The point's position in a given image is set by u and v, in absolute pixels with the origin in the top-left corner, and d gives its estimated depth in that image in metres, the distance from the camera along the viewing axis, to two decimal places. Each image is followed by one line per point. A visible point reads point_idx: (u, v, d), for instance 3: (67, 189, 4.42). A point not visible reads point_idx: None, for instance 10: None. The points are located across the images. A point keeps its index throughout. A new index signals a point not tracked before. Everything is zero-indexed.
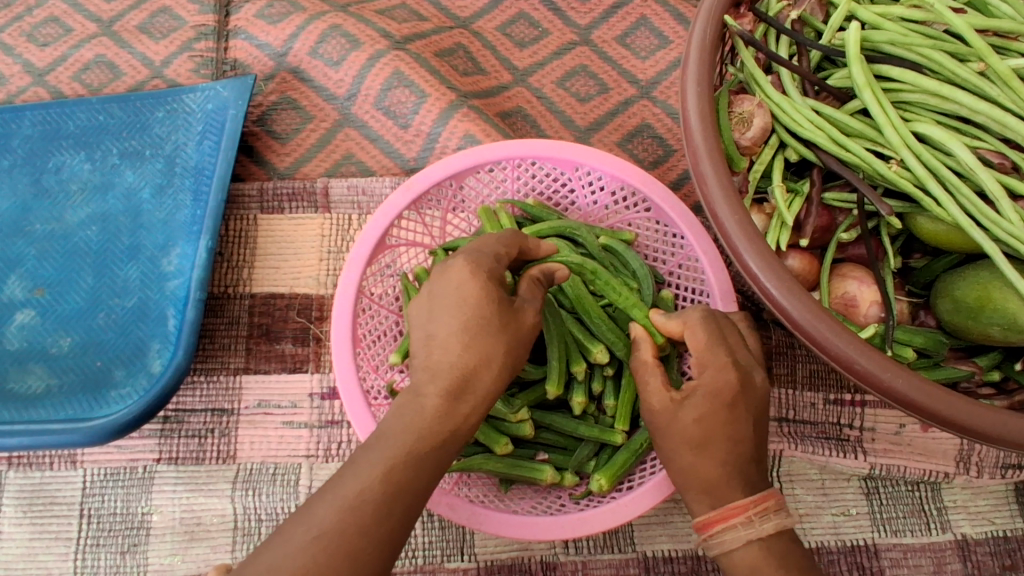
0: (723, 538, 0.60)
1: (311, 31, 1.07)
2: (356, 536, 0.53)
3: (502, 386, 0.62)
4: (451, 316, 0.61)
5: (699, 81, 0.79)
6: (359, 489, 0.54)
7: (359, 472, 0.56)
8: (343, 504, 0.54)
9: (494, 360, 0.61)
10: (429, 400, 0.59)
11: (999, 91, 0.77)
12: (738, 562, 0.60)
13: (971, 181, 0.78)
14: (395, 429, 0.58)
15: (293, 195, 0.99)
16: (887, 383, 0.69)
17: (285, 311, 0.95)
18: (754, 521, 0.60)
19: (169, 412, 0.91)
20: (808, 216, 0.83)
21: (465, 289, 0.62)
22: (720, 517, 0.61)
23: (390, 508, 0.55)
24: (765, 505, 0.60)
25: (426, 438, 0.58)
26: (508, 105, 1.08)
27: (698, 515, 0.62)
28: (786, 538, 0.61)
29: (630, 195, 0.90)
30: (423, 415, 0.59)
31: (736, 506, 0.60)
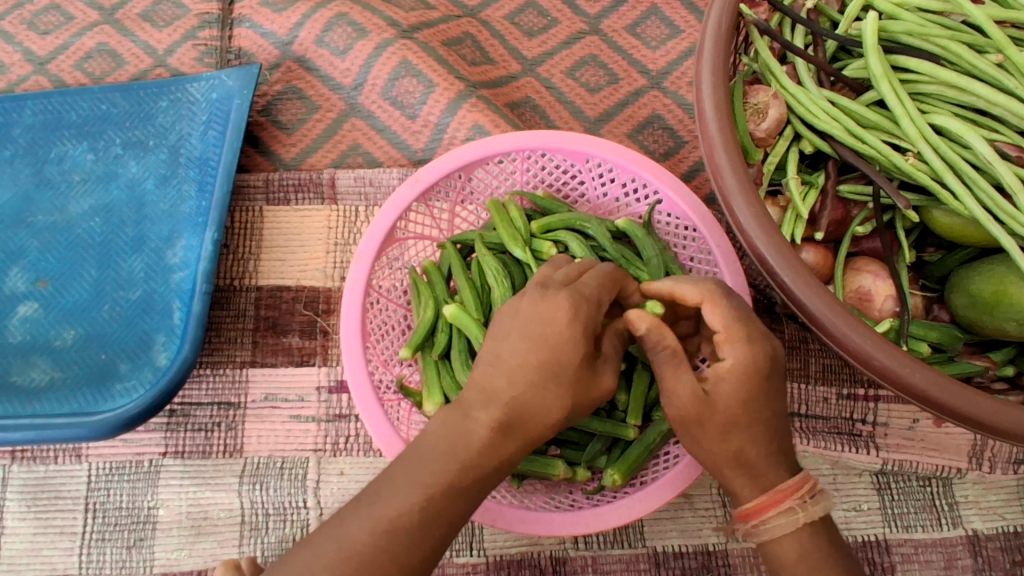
0: (774, 523, 0.58)
1: (318, 19, 1.06)
2: (381, 564, 0.52)
3: (551, 416, 0.58)
4: (522, 340, 0.59)
5: (715, 70, 0.77)
6: (394, 514, 0.54)
7: (397, 494, 0.55)
8: (377, 526, 0.53)
9: (554, 405, 0.58)
10: (479, 424, 0.57)
11: (1018, 83, 0.76)
12: (786, 549, 0.57)
13: (989, 174, 0.77)
14: (436, 450, 0.57)
15: (299, 186, 0.98)
16: (905, 380, 0.69)
17: (292, 304, 0.94)
18: (807, 505, 0.57)
19: (175, 406, 0.90)
20: (823, 209, 0.83)
21: (551, 326, 0.59)
22: (770, 502, 0.58)
23: (426, 527, 0.54)
24: (812, 487, 0.58)
25: (465, 471, 0.56)
26: (517, 96, 1.07)
27: (743, 503, 0.59)
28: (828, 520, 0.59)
29: (641, 187, 0.89)
30: (468, 438, 0.57)
31: (787, 490, 0.58)
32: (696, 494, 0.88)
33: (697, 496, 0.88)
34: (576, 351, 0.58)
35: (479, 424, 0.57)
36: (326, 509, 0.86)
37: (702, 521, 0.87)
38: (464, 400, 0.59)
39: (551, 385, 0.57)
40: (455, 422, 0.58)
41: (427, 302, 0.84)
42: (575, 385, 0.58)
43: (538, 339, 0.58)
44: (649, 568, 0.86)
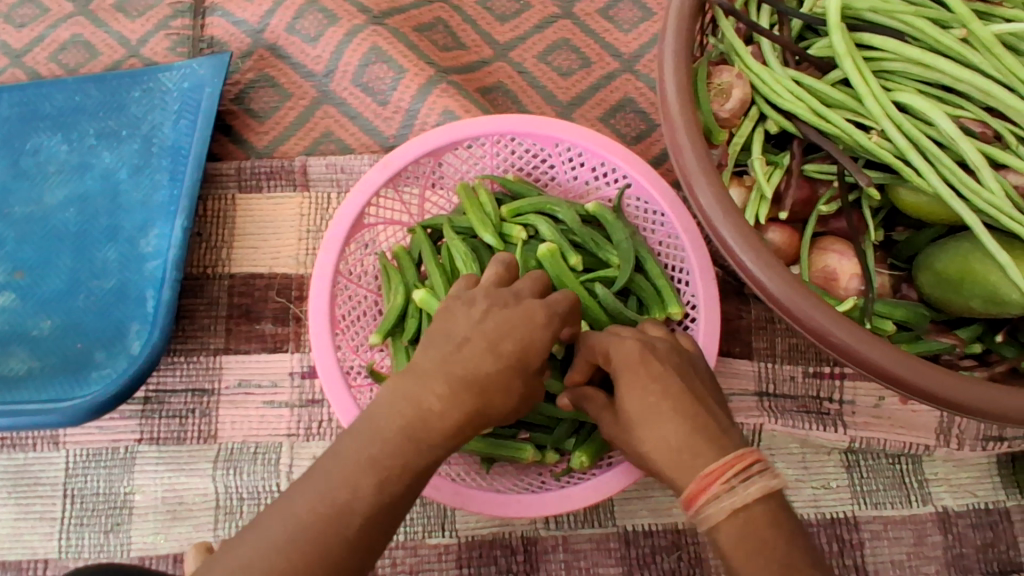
0: (706, 513, 0.53)
1: (288, 6, 1.05)
2: (331, 548, 0.51)
3: (506, 397, 0.59)
4: (501, 322, 0.60)
5: (677, 53, 0.77)
6: (345, 497, 0.53)
7: (352, 469, 0.54)
8: (325, 509, 0.52)
9: (512, 391, 0.60)
10: (432, 398, 0.57)
11: (981, 58, 0.75)
12: (725, 539, 0.52)
13: (952, 151, 0.77)
14: (386, 426, 0.56)
15: (271, 173, 0.99)
16: (863, 354, 0.69)
17: (265, 291, 0.95)
18: (735, 488, 0.53)
19: (150, 393, 0.91)
20: (788, 189, 0.83)
21: (522, 317, 0.61)
22: (699, 489, 0.54)
23: (382, 503, 0.54)
24: (743, 469, 0.54)
25: (421, 450, 0.56)
26: (488, 81, 1.06)
27: (681, 494, 0.56)
28: (773, 508, 0.53)
29: (611, 171, 0.88)
30: (423, 416, 0.56)
31: (713, 472, 0.54)
32: None
33: None
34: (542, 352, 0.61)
35: (436, 398, 0.57)
36: None
37: (672, 500, 0.87)
38: (423, 373, 0.58)
39: (511, 370, 0.59)
40: (411, 396, 0.57)
41: (397, 288, 0.84)
42: (532, 376, 0.61)
43: (516, 331, 0.60)
44: (618, 547, 0.86)
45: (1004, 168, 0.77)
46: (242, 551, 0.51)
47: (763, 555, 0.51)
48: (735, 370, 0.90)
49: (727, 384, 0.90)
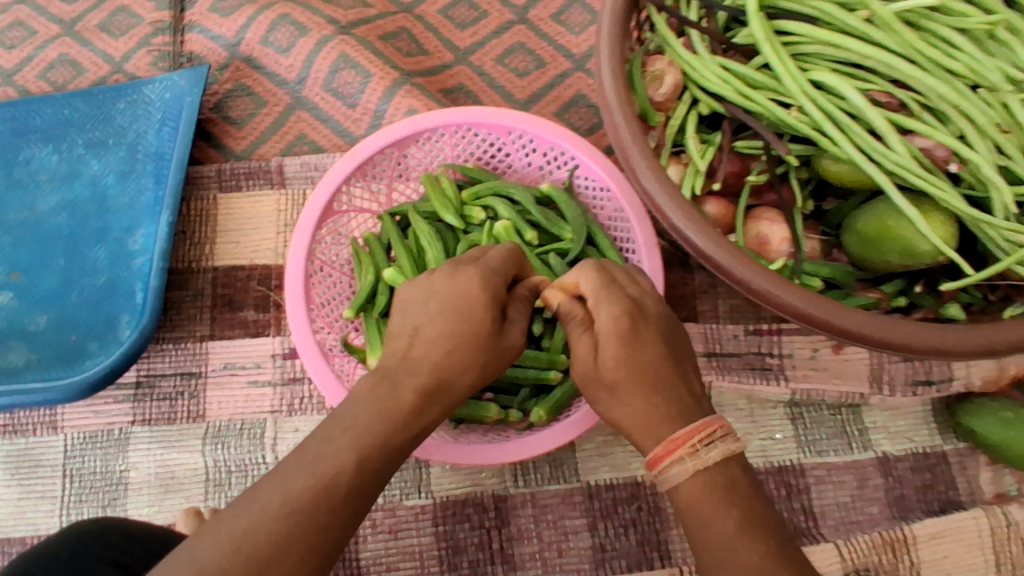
0: (669, 472, 0.61)
1: (262, 21, 1.13)
2: (326, 516, 0.53)
3: (470, 376, 0.66)
4: (442, 307, 0.68)
5: (611, 44, 0.85)
6: (335, 471, 0.56)
7: (339, 447, 0.57)
8: (317, 479, 0.55)
9: (470, 373, 0.66)
10: (404, 386, 0.63)
11: (884, 35, 0.81)
12: (684, 495, 0.60)
13: (864, 122, 0.83)
14: (369, 408, 0.60)
15: (250, 173, 1.06)
16: (796, 309, 0.78)
17: (247, 281, 1.02)
18: (698, 452, 0.60)
19: (141, 378, 0.97)
20: (721, 163, 0.90)
21: (471, 297, 0.69)
22: (665, 452, 0.61)
23: (367, 478, 0.57)
24: (706, 435, 0.61)
25: (399, 430, 0.60)
26: (450, 83, 1.15)
27: (648, 455, 0.63)
28: (732, 470, 0.60)
29: (560, 155, 0.96)
30: (402, 400, 0.62)
31: (679, 437, 0.61)
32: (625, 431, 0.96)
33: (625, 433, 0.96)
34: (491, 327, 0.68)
35: (406, 387, 0.63)
36: None
37: (631, 455, 0.95)
38: (390, 369, 0.64)
39: (467, 350, 0.66)
40: (384, 387, 0.62)
41: (367, 268, 0.91)
42: (489, 357, 0.68)
43: (456, 309, 0.68)
44: (582, 501, 0.93)
45: (913, 134, 0.82)
46: (236, 521, 0.52)
47: (712, 513, 0.58)
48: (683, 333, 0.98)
49: None
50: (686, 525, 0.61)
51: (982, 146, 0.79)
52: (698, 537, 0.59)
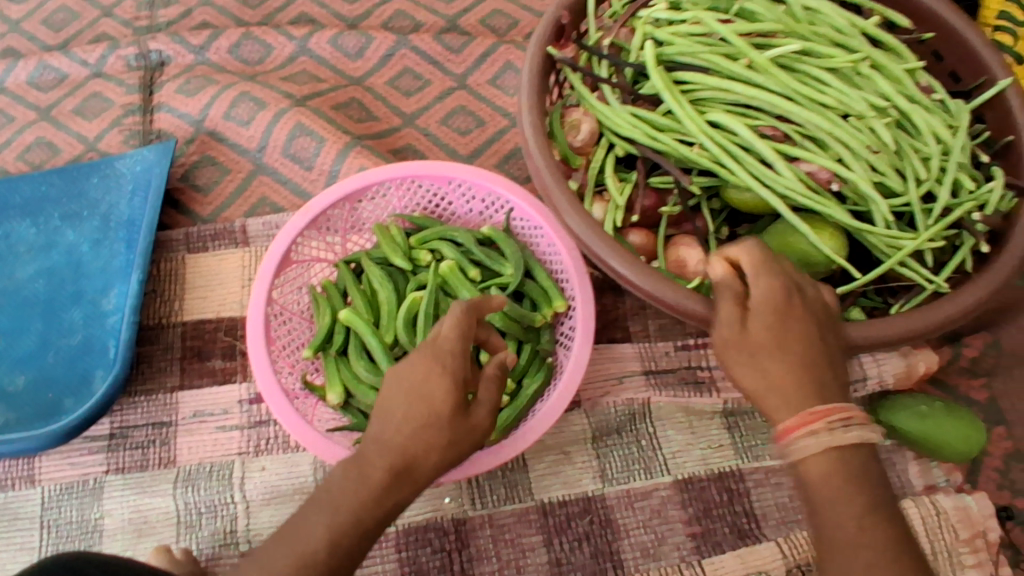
0: (804, 444, 0.68)
1: (224, 98, 1.25)
2: None
3: (439, 456, 0.71)
4: (404, 395, 0.71)
5: (532, 100, 0.97)
6: (310, 550, 0.66)
7: (316, 528, 0.67)
8: (297, 557, 0.66)
9: (436, 454, 0.71)
10: (374, 470, 0.69)
11: (764, 78, 0.92)
12: (814, 464, 0.68)
13: (756, 153, 0.93)
14: (323, 518, 0.67)
15: (215, 235, 1.15)
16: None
17: (214, 333, 1.09)
18: (835, 430, 0.68)
19: (115, 429, 1.02)
20: (638, 198, 1.01)
21: (430, 383, 0.71)
22: (800, 424, 0.69)
23: (336, 558, 0.67)
24: (842, 416, 0.68)
25: (370, 510, 0.68)
26: (399, 144, 1.26)
27: (778, 423, 0.71)
28: (866, 450, 0.69)
29: (497, 201, 1.07)
30: (372, 481, 0.69)
31: (819, 413, 0.68)
32: (574, 450, 1.03)
33: (575, 452, 1.03)
34: (453, 404, 0.71)
35: (376, 470, 0.69)
36: (252, 501, 0.98)
37: (581, 471, 1.02)
38: (365, 453, 0.70)
39: (429, 433, 0.70)
40: (358, 471, 0.69)
41: (325, 310, 0.99)
42: (458, 435, 0.72)
43: (415, 397, 0.71)
44: (537, 518, 0.98)
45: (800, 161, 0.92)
46: None
47: (840, 486, 0.67)
48: (620, 354, 1.07)
49: (617, 369, 1.06)
50: (807, 497, 0.69)
51: (858, 166, 0.88)
52: (823, 512, 0.67)
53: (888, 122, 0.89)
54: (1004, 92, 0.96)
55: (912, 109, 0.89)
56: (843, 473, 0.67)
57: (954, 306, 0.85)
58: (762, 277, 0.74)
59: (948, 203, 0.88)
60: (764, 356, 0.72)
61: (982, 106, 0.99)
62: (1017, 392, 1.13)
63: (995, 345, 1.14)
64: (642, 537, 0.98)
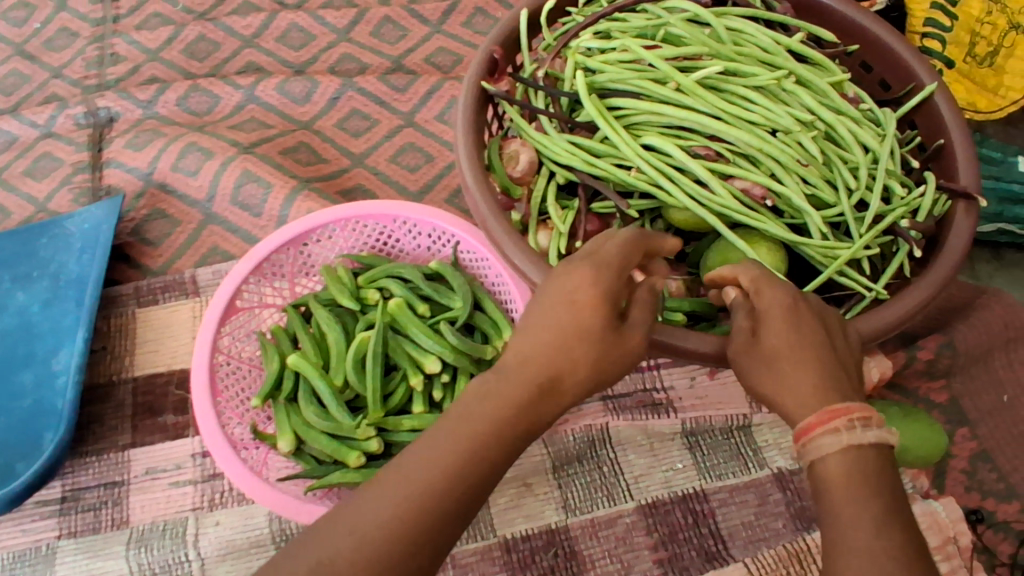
0: (822, 442, 0.61)
1: (171, 150, 1.25)
2: (401, 546, 0.53)
3: (596, 379, 0.62)
4: (565, 307, 0.62)
5: (467, 133, 0.96)
6: (416, 498, 0.55)
7: (423, 470, 0.56)
8: (401, 508, 0.55)
9: (582, 377, 0.62)
10: (498, 395, 0.59)
11: (692, 100, 0.92)
12: (833, 467, 0.60)
13: (690, 173, 0.92)
14: (433, 460, 0.57)
15: (165, 287, 1.15)
16: (711, 353, 0.80)
17: (166, 387, 1.08)
18: (856, 428, 0.60)
19: (66, 492, 1.00)
20: (581, 223, 0.97)
21: (577, 292, 0.62)
22: (819, 422, 0.62)
23: (447, 503, 0.56)
24: (861, 417, 0.61)
25: (488, 449, 0.58)
26: (348, 184, 1.27)
27: (799, 423, 0.64)
28: (884, 456, 0.61)
29: (443, 235, 1.07)
30: (498, 409, 0.59)
31: (838, 410, 0.62)
32: (535, 482, 1.01)
33: (536, 483, 1.01)
34: (603, 315, 0.61)
35: (507, 394, 0.59)
36: (206, 557, 0.95)
37: (543, 503, 1.00)
38: (499, 372, 0.61)
39: (591, 346, 0.61)
40: (491, 397, 0.60)
41: (273, 356, 0.98)
42: (618, 358, 0.63)
43: (570, 307, 0.61)
44: (501, 555, 0.97)
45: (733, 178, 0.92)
46: (312, 550, 0.53)
47: (859, 490, 0.58)
48: None
49: None
50: (822, 504, 0.60)
51: (790, 180, 0.89)
52: (833, 524, 0.58)
53: (814, 136, 0.91)
54: (931, 97, 0.97)
55: (835, 121, 0.91)
56: (861, 478, 0.59)
57: (905, 303, 0.83)
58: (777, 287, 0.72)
59: (879, 211, 0.89)
60: (792, 367, 0.66)
61: (911, 112, 1.00)
62: (976, 392, 1.13)
63: (949, 345, 1.15)
64: (608, 566, 0.96)
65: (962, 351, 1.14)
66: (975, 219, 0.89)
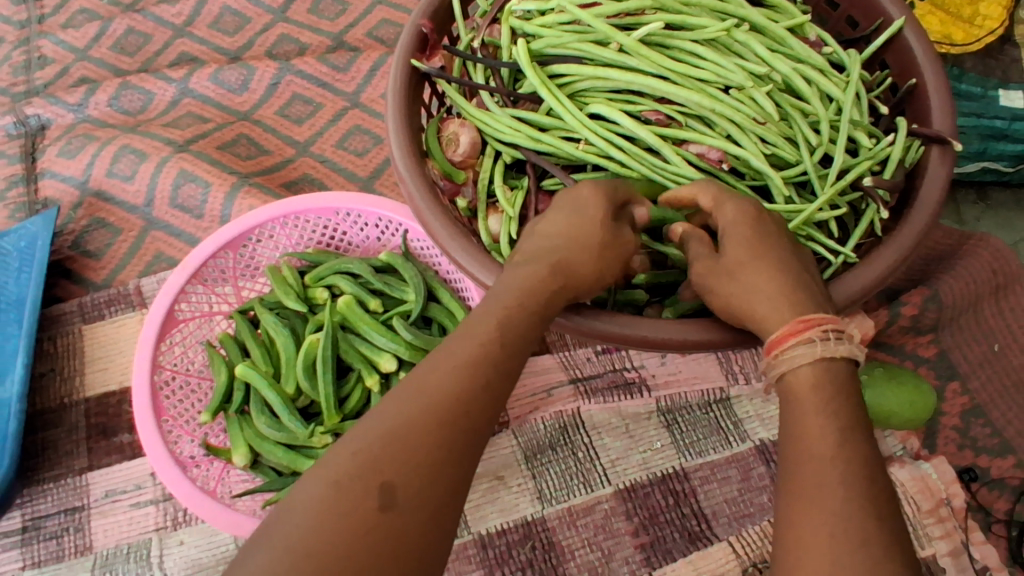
0: (793, 354, 0.56)
1: (104, 155, 1.18)
2: (433, 443, 0.49)
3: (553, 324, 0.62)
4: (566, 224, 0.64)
5: (399, 116, 0.87)
6: (442, 393, 0.51)
7: (440, 371, 0.52)
8: (423, 407, 0.50)
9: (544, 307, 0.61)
10: (491, 309, 0.58)
11: (639, 60, 0.85)
12: (802, 380, 0.56)
13: (642, 141, 0.86)
14: (446, 363, 0.53)
15: (110, 301, 1.09)
16: (713, 339, 0.71)
17: (119, 405, 1.03)
18: (831, 339, 0.56)
19: (26, 522, 0.96)
20: (532, 206, 0.88)
21: (582, 222, 0.64)
22: (792, 332, 0.57)
23: (470, 401, 0.52)
24: (835, 328, 0.57)
25: (497, 355, 0.55)
26: (294, 175, 1.21)
27: (770, 335, 0.59)
28: (854, 369, 0.56)
29: (391, 224, 1.01)
30: (494, 317, 0.57)
31: (812, 320, 0.57)
32: (508, 474, 0.97)
33: (509, 476, 0.97)
34: (583, 247, 0.63)
35: (492, 314, 0.58)
36: None
37: (517, 496, 0.96)
38: (489, 296, 0.60)
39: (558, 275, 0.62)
40: (486, 312, 0.58)
41: (220, 367, 0.94)
42: None
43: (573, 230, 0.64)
44: (477, 552, 0.93)
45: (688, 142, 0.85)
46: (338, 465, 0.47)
47: (826, 402, 0.54)
48: (542, 366, 1.02)
49: (544, 381, 1.02)
50: (787, 422, 0.55)
51: (748, 140, 0.83)
52: (792, 437, 0.54)
53: (769, 90, 0.84)
54: (899, 34, 0.90)
55: (791, 72, 0.85)
56: (832, 391, 0.54)
57: (885, 256, 0.78)
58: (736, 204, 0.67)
59: (844, 165, 0.83)
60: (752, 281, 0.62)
61: (881, 51, 0.93)
62: (966, 343, 1.10)
63: (935, 299, 1.08)
64: (588, 556, 0.92)
65: (949, 305, 1.08)
66: (951, 164, 0.84)
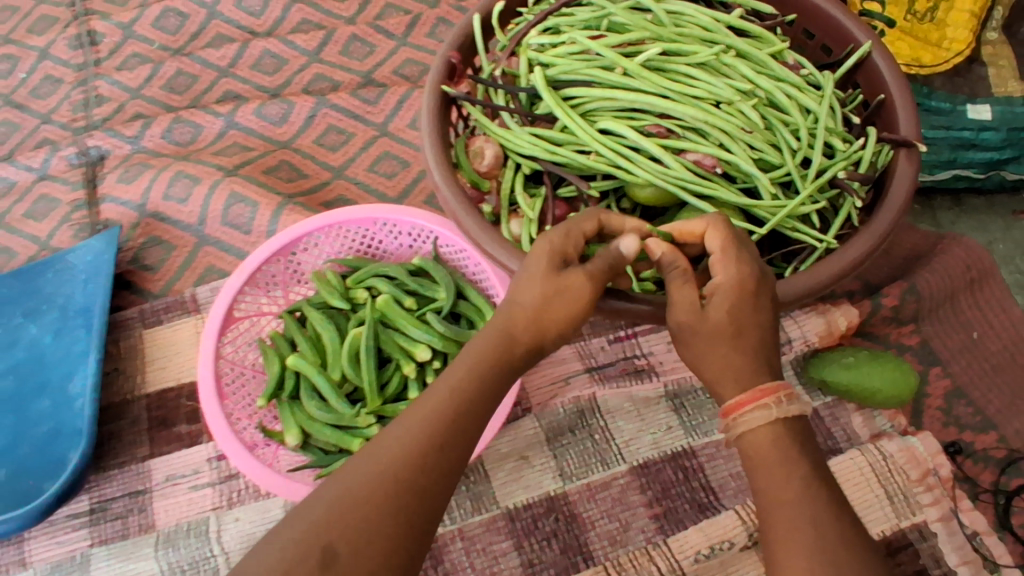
0: (749, 418, 0.66)
1: (160, 180, 1.32)
2: (382, 502, 0.58)
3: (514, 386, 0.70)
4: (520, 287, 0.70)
5: (433, 134, 1.01)
6: (403, 456, 0.61)
7: (404, 434, 0.62)
8: (384, 468, 0.60)
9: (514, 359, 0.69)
10: (456, 374, 0.67)
11: (641, 82, 0.98)
12: (760, 438, 0.66)
13: (645, 151, 0.98)
14: (411, 427, 0.63)
15: (167, 308, 1.21)
16: None
17: (177, 400, 1.14)
18: (783, 404, 0.66)
19: (93, 504, 1.06)
20: (550, 210, 1.01)
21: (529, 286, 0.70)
22: (749, 399, 0.66)
23: (428, 463, 0.61)
24: (787, 393, 0.67)
25: (461, 416, 0.64)
26: (330, 196, 1.35)
27: (728, 400, 0.68)
28: (801, 425, 0.67)
29: (422, 232, 1.13)
30: (454, 384, 0.66)
31: (767, 389, 0.66)
32: (533, 454, 1.07)
33: (534, 456, 1.07)
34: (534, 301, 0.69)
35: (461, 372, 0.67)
36: (230, 551, 1.01)
37: (540, 474, 1.05)
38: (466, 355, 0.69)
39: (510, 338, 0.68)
40: (460, 371, 0.67)
41: (274, 358, 1.05)
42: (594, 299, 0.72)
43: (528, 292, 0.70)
44: (505, 524, 1.02)
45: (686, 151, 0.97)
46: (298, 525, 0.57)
47: (781, 457, 0.65)
48: (560, 355, 1.13)
49: (563, 369, 1.12)
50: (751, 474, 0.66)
51: (737, 147, 0.95)
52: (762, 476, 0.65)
53: (754, 104, 0.97)
54: (867, 56, 1.03)
55: (774, 88, 0.98)
56: (786, 443, 0.65)
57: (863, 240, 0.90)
58: (729, 255, 0.70)
59: (822, 166, 0.95)
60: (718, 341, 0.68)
61: (852, 72, 1.06)
62: (946, 332, 1.21)
63: (914, 290, 1.19)
64: (607, 526, 1.02)
65: (928, 295, 1.20)
66: (918, 163, 0.96)
